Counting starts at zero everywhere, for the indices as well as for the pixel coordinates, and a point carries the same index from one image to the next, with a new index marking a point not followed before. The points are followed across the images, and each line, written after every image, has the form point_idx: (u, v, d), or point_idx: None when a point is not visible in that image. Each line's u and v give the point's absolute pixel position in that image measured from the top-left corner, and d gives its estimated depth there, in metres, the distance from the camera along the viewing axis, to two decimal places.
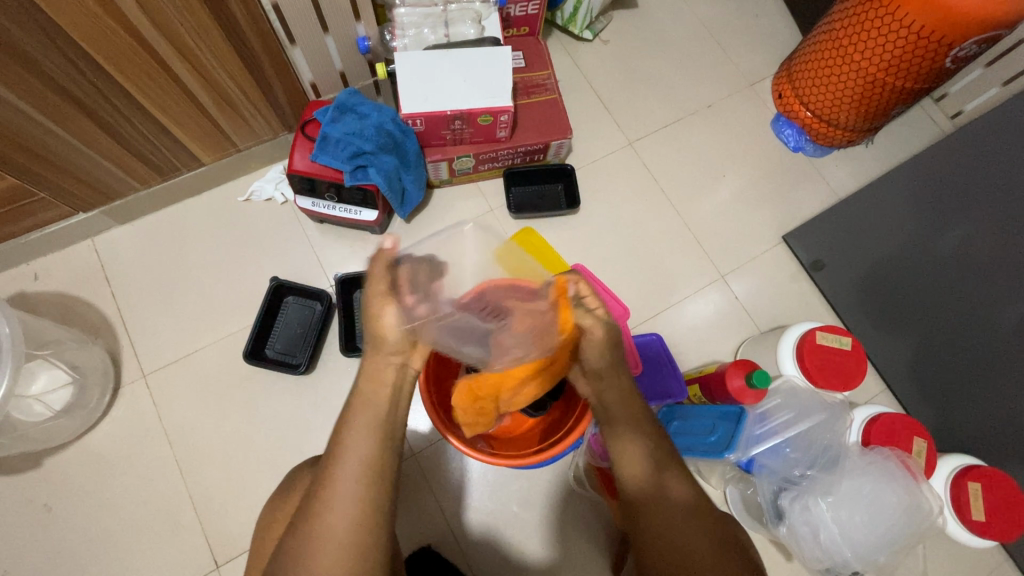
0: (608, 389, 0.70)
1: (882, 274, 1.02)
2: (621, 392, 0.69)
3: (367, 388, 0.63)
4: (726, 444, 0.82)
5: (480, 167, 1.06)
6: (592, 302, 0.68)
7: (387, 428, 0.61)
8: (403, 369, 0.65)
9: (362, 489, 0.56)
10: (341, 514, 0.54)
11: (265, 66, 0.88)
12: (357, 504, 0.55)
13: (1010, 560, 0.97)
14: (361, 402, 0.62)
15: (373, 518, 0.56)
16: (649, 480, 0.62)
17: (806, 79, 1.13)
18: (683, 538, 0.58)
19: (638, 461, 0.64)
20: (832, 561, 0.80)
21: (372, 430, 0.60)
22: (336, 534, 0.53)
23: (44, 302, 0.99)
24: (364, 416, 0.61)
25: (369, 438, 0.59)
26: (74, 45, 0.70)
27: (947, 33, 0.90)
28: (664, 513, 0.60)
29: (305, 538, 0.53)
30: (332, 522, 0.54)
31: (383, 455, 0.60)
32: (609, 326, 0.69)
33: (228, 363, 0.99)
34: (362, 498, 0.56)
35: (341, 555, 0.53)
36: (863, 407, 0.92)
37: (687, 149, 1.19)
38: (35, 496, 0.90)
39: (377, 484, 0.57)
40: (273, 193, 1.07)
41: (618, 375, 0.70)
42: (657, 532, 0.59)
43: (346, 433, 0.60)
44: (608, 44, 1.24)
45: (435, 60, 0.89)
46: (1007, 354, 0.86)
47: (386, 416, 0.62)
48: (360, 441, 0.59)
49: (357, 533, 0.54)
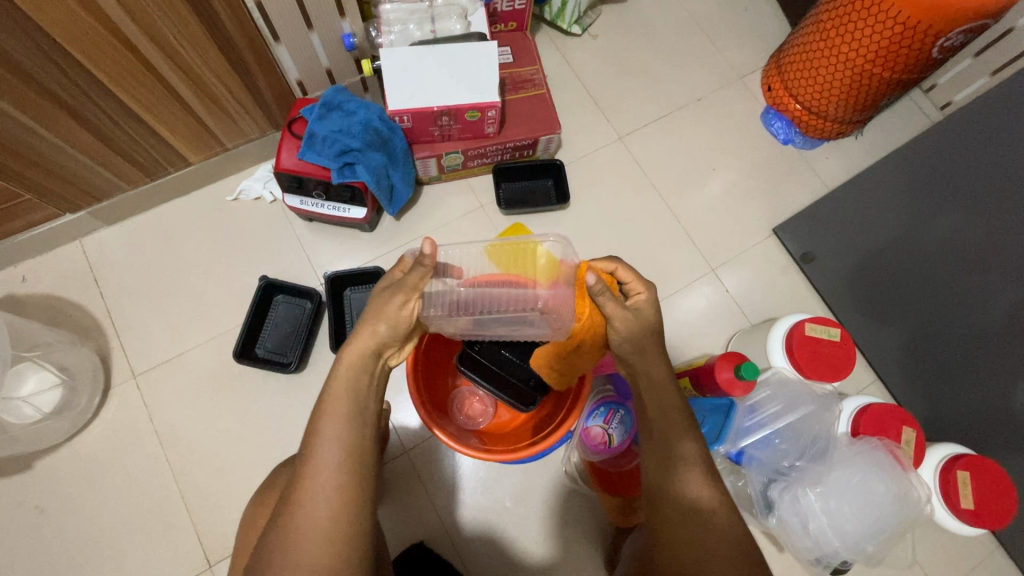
0: (641, 376, 0.66)
1: (872, 266, 1.02)
2: (654, 378, 0.65)
3: (341, 372, 0.61)
4: (716, 437, 0.83)
5: (469, 164, 1.06)
6: (632, 288, 0.67)
7: (362, 416, 0.59)
8: (384, 360, 0.64)
9: (340, 479, 0.55)
10: (317, 505, 0.54)
11: (251, 64, 0.87)
12: (333, 495, 0.55)
13: (1001, 548, 0.97)
14: (337, 385, 0.60)
15: (350, 508, 0.55)
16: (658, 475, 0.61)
17: (795, 72, 1.13)
18: (696, 540, 0.56)
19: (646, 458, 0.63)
20: (823, 551, 0.81)
21: (349, 416, 0.58)
22: (313, 525, 0.53)
23: (33, 305, 0.99)
24: (340, 400, 0.59)
25: (346, 428, 0.58)
26: (55, 46, 0.70)
27: (933, 23, 0.90)
28: (672, 511, 0.58)
29: (284, 530, 0.54)
30: (310, 513, 0.54)
31: (360, 444, 0.58)
32: (643, 313, 0.66)
33: (219, 362, 0.99)
34: (340, 487, 0.55)
35: (318, 546, 0.53)
36: (851, 398, 0.91)
37: (678, 142, 1.19)
38: (27, 499, 0.90)
39: (354, 474, 0.56)
40: (262, 192, 1.07)
41: (649, 362, 0.66)
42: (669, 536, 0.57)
43: (322, 419, 0.58)
44: (597, 39, 1.24)
45: (421, 55, 0.89)
46: (996, 344, 0.86)
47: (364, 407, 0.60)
48: (334, 428, 0.57)
49: (333, 524, 0.54)
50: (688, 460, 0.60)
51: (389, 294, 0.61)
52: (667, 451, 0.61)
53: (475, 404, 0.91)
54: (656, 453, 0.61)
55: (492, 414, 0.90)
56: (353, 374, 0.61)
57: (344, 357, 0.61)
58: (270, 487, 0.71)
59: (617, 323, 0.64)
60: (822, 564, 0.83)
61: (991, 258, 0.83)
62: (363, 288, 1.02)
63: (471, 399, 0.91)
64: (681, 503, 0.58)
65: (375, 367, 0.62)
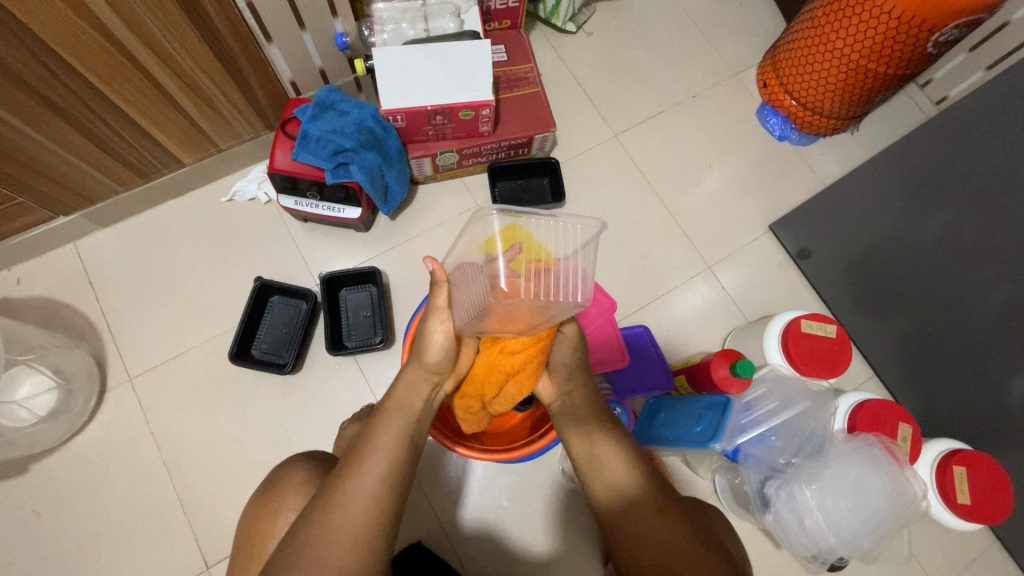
0: (575, 390, 0.72)
1: (868, 261, 1.02)
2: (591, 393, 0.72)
3: (399, 391, 0.67)
4: (711, 434, 0.79)
5: (465, 163, 1.06)
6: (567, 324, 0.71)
7: (412, 437, 0.65)
8: (435, 392, 0.70)
9: (379, 488, 0.58)
10: (356, 505, 0.56)
11: (243, 64, 0.87)
12: (372, 500, 0.57)
13: (998, 543, 0.98)
14: (396, 405, 0.66)
15: (383, 517, 0.57)
16: (629, 486, 0.62)
17: (790, 68, 1.13)
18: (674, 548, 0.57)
19: (613, 468, 0.63)
20: (819, 548, 0.80)
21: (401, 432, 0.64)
22: (347, 524, 0.55)
23: (28, 308, 0.98)
24: (397, 415, 0.65)
25: (398, 443, 0.63)
26: (45, 47, 0.69)
27: (928, 17, 0.90)
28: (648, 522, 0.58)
29: (313, 525, 0.54)
30: (345, 512, 0.55)
31: (404, 459, 0.62)
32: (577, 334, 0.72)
33: (216, 364, 0.99)
34: (380, 496, 0.58)
35: (346, 547, 0.54)
36: (847, 395, 0.93)
37: (673, 140, 1.19)
38: (23, 502, 0.90)
39: (395, 487, 0.59)
40: (257, 193, 1.07)
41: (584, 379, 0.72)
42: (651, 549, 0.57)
43: (377, 432, 0.63)
44: (592, 36, 1.24)
45: (413, 55, 0.89)
46: (991, 339, 0.86)
47: (414, 429, 0.65)
48: (386, 441, 0.62)
49: (366, 528, 0.55)
50: (634, 456, 0.64)
51: (430, 323, 0.67)
52: (604, 448, 0.65)
53: None
54: (593, 454, 0.65)
55: None
56: (408, 392, 0.67)
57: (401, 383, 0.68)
58: (267, 488, 0.71)
59: (567, 337, 0.71)
60: (819, 561, 0.83)
61: (987, 253, 0.82)
62: (358, 288, 1.02)
63: None
64: (629, 497, 0.61)
65: (427, 393, 0.69)
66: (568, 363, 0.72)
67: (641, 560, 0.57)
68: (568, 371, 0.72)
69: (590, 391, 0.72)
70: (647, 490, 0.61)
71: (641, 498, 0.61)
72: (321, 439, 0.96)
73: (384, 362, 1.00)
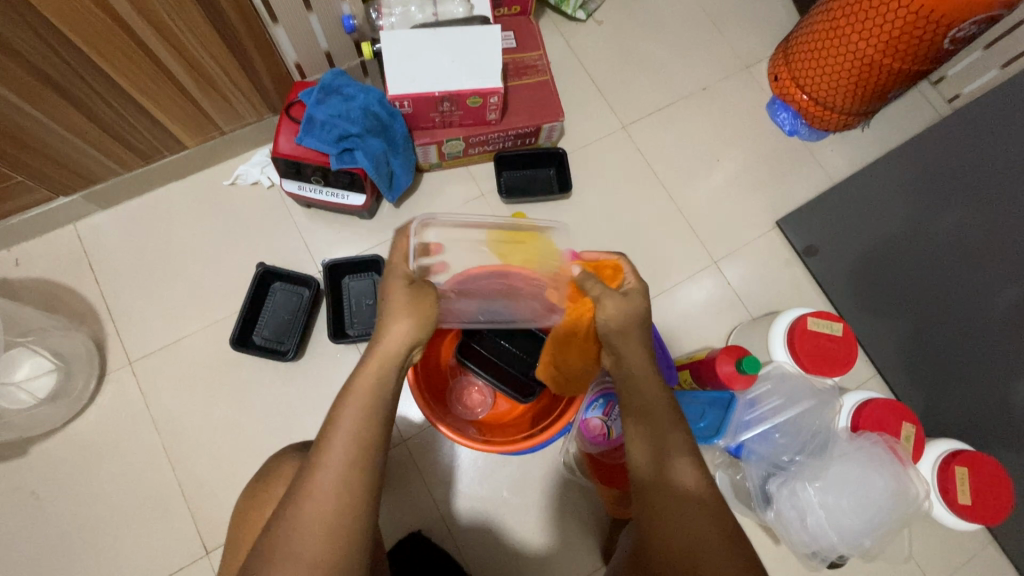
0: (625, 363, 0.66)
1: (877, 259, 1.01)
2: (639, 367, 0.64)
3: (367, 369, 0.60)
4: (714, 431, 0.82)
5: (471, 151, 1.05)
6: (603, 304, 0.65)
7: (381, 414, 0.57)
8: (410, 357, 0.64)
9: (349, 471, 0.53)
10: (321, 502, 0.52)
11: (245, 42, 0.84)
12: (340, 483, 0.53)
13: (994, 543, 0.98)
14: (373, 363, 0.60)
15: (353, 508, 0.52)
16: (653, 466, 0.59)
17: (802, 61, 1.11)
18: (686, 528, 0.54)
19: (640, 447, 0.60)
20: (820, 546, 0.81)
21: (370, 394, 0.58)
22: (320, 514, 0.51)
23: (27, 289, 0.97)
24: (367, 376, 0.59)
25: (361, 422, 0.56)
26: (42, 20, 0.67)
27: (946, 13, 0.88)
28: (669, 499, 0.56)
29: (285, 519, 0.51)
30: (315, 501, 0.52)
31: (373, 437, 0.56)
32: (623, 310, 0.65)
33: (216, 349, 0.98)
34: (344, 485, 0.53)
35: (321, 540, 0.50)
36: (852, 392, 0.92)
37: (682, 132, 1.18)
38: (22, 484, 0.90)
39: (364, 472, 0.54)
40: (259, 177, 1.05)
41: (633, 348, 0.65)
42: (664, 527, 0.55)
43: (341, 413, 0.57)
44: (602, 25, 1.22)
45: (422, 39, 0.87)
46: (999, 340, 0.85)
47: (378, 407, 0.58)
48: (353, 412, 0.57)
49: (341, 514, 0.52)
50: (654, 437, 0.60)
51: (393, 312, 0.62)
52: (643, 426, 0.61)
53: (474, 394, 0.93)
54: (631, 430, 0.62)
55: (491, 405, 0.93)
56: (378, 368, 0.60)
57: (375, 352, 0.61)
58: (258, 481, 0.70)
59: (609, 311, 0.65)
60: (818, 558, 0.83)
61: (998, 253, 0.82)
62: (361, 276, 1.01)
63: (470, 389, 0.94)
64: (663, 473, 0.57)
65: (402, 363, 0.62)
66: (612, 338, 0.66)
67: (666, 539, 0.54)
68: (615, 345, 0.67)
69: (641, 362, 0.65)
70: (666, 473, 0.58)
71: (657, 480, 0.58)
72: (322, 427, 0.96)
73: None
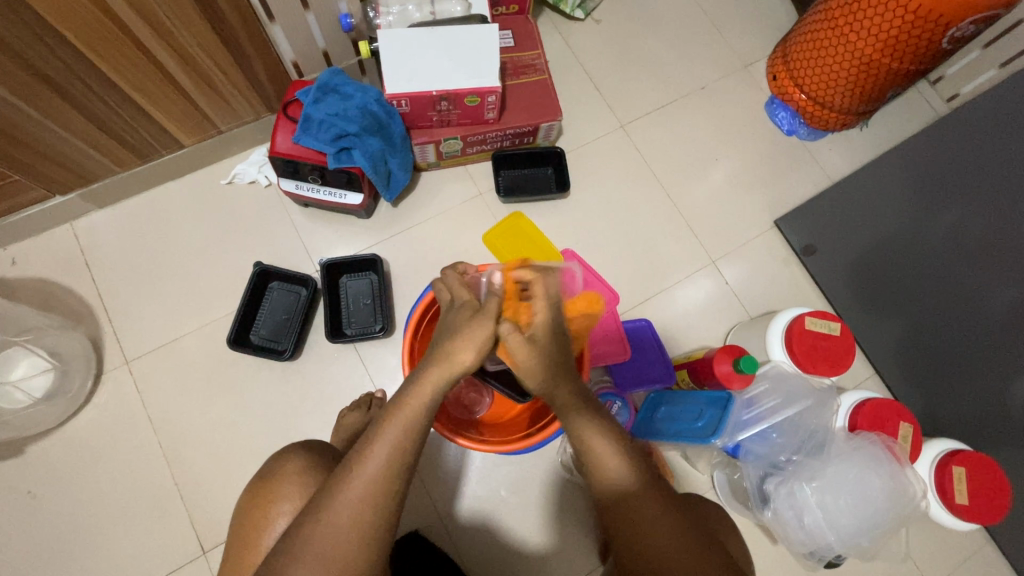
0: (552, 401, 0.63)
1: (875, 258, 1.01)
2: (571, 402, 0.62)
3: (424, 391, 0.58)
4: (712, 429, 0.79)
5: (468, 150, 1.04)
6: (519, 353, 0.59)
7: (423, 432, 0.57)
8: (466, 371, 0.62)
9: (382, 486, 0.54)
10: (352, 511, 0.53)
11: (243, 40, 0.84)
12: (371, 496, 0.54)
13: (992, 542, 0.98)
14: (430, 387, 0.58)
15: (380, 521, 0.54)
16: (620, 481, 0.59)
17: (800, 61, 1.11)
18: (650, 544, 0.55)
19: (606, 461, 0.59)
20: (816, 545, 0.81)
21: (415, 414, 0.57)
22: (347, 523, 0.52)
23: (23, 288, 0.97)
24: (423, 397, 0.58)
25: (402, 439, 0.56)
26: (38, 19, 0.67)
27: (944, 12, 0.88)
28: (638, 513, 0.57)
29: (312, 523, 0.53)
30: (343, 508, 0.53)
31: (410, 453, 0.56)
32: (538, 354, 0.59)
33: (214, 349, 0.98)
34: (374, 498, 0.54)
35: (346, 548, 0.52)
36: (850, 392, 0.92)
37: (680, 131, 1.17)
38: (18, 484, 0.90)
39: (397, 486, 0.55)
40: (257, 176, 1.05)
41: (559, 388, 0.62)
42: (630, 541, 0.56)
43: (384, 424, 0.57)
44: (600, 24, 1.22)
45: (420, 37, 0.87)
46: (997, 341, 0.85)
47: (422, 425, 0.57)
48: (393, 430, 0.56)
49: (369, 523, 0.53)
50: (627, 447, 0.61)
51: (463, 338, 0.59)
52: (597, 442, 0.60)
53: (470, 394, 0.93)
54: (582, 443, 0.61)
55: (489, 404, 0.93)
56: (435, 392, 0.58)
57: (435, 377, 0.58)
58: (256, 482, 0.70)
59: (526, 360, 0.59)
60: (815, 557, 0.84)
61: None
62: (359, 275, 1.01)
63: (466, 389, 0.93)
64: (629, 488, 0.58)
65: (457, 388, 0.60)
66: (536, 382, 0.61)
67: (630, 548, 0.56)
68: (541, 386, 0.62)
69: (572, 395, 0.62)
70: (645, 482, 0.59)
71: (642, 491, 0.58)
72: (319, 427, 0.95)
73: (384, 349, 0.99)
